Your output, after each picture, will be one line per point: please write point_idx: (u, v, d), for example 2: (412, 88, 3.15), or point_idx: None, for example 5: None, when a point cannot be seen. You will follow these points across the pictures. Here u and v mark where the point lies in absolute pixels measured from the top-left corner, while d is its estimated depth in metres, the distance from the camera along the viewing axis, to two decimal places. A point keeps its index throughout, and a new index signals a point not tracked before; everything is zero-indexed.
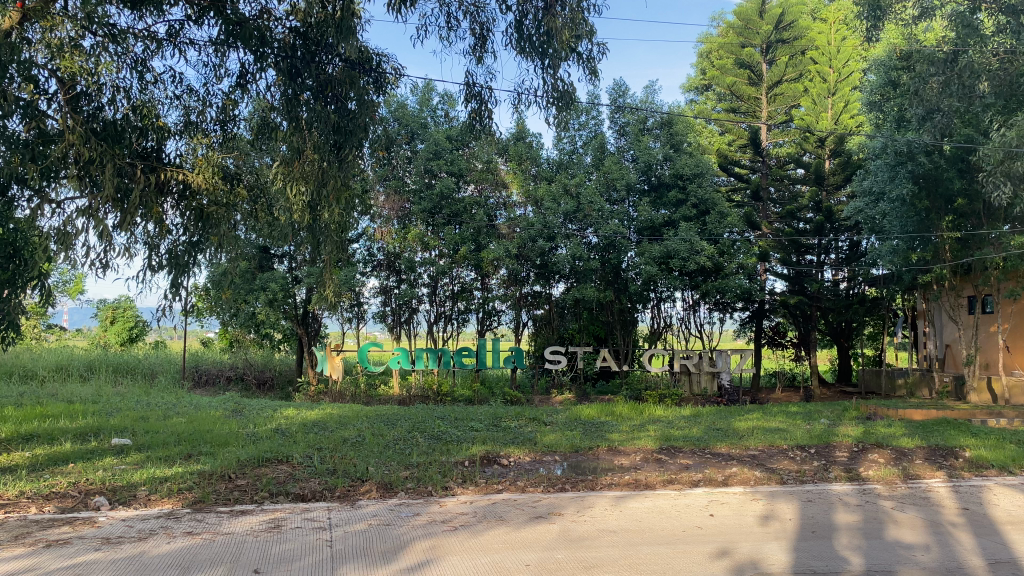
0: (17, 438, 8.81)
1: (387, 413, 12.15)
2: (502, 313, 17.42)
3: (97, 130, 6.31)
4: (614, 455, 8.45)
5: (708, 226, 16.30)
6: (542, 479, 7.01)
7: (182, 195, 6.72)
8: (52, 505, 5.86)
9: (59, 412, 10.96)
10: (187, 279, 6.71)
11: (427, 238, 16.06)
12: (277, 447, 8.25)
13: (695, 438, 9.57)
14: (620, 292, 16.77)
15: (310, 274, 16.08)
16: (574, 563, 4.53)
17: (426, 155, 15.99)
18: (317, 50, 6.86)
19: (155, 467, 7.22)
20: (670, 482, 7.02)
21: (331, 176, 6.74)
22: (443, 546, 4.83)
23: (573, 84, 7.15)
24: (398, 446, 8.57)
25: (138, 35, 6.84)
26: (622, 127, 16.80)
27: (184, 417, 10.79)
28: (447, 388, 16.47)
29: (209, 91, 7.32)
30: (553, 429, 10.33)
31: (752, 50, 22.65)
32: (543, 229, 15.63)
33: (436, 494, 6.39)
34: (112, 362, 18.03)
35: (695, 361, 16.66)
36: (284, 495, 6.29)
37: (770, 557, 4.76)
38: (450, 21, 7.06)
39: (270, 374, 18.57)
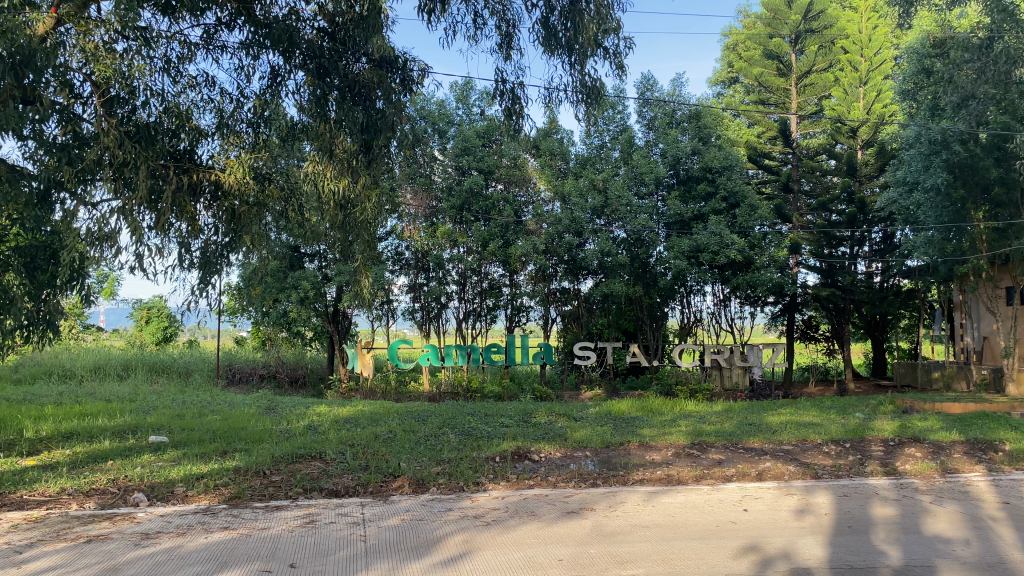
0: (57, 437, 9.00)
1: (417, 409, 12.23)
2: (531, 309, 17.45)
3: (131, 133, 6.42)
4: (645, 451, 8.43)
5: (739, 219, 16.08)
6: (573, 475, 7.01)
7: (214, 194, 6.81)
8: (92, 501, 5.99)
9: (97, 411, 11.17)
10: (218, 277, 6.80)
11: (455, 234, 16.24)
12: (310, 443, 8.36)
13: (727, 433, 9.49)
14: (650, 287, 16.55)
15: (340, 273, 16.22)
16: (607, 558, 4.51)
17: (455, 151, 16.09)
18: (345, 51, 7.00)
19: (191, 463, 7.35)
20: (703, 477, 6.97)
21: (362, 175, 6.90)
22: (475, 541, 4.85)
23: (601, 80, 7.13)
24: (430, 442, 8.64)
25: (172, 40, 6.95)
26: (650, 121, 16.68)
27: (219, 415, 10.96)
28: (477, 384, 16.50)
29: (243, 92, 7.38)
30: (584, 424, 10.34)
31: (780, 41, 22.21)
32: (570, 224, 15.69)
33: (468, 489, 6.42)
34: (148, 362, 18.35)
35: (726, 356, 16.78)
36: (318, 491, 6.37)
37: (806, 551, 4.72)
38: (476, 20, 7.05)
39: (302, 372, 18.69)
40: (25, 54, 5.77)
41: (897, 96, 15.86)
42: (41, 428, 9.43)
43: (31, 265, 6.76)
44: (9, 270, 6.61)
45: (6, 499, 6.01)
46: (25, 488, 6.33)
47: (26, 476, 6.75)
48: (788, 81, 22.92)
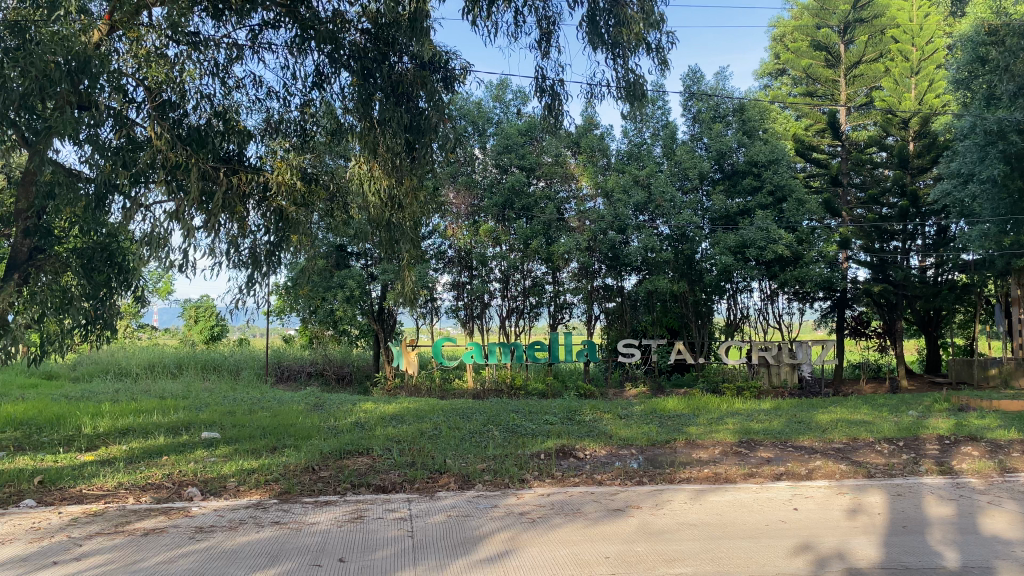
0: (115, 432, 9.28)
1: (461, 406, 12.32)
2: (574, 306, 17.35)
3: (182, 135, 6.59)
4: (693, 448, 8.36)
5: (787, 214, 15.74)
6: (619, 473, 6.98)
7: (263, 196, 6.96)
8: (148, 496, 6.16)
9: (152, 407, 11.51)
10: (266, 276, 6.96)
11: (497, 232, 16.29)
12: (357, 440, 8.46)
13: (777, 431, 9.35)
14: (694, 283, 16.49)
15: (385, 271, 16.38)
16: (655, 556, 4.49)
17: (497, 149, 16.16)
18: (388, 51, 7.10)
19: (243, 459, 7.51)
20: (751, 476, 6.89)
21: (406, 175, 7.05)
22: (520, 538, 4.86)
23: (644, 75, 7.08)
24: (475, 438, 8.70)
25: (221, 42, 7.08)
26: (694, 115, 16.48)
27: (269, 411, 11.19)
28: (521, 382, 16.47)
29: (289, 91, 7.46)
30: (629, 422, 10.30)
31: (828, 31, 21.93)
32: (613, 221, 15.57)
33: (514, 486, 6.45)
34: (200, 359, 18.80)
35: (774, 353, 16.55)
36: (366, 486, 6.45)
37: (859, 551, 4.63)
38: (517, 18, 7.05)
39: (349, 369, 18.90)
40: (82, 59, 6.01)
41: (950, 86, 15.44)
42: (99, 424, 9.76)
43: (88, 266, 6.99)
44: (69, 270, 6.83)
45: (66, 493, 6.21)
46: (84, 483, 6.52)
47: (85, 471, 6.95)
48: (837, 73, 22.45)
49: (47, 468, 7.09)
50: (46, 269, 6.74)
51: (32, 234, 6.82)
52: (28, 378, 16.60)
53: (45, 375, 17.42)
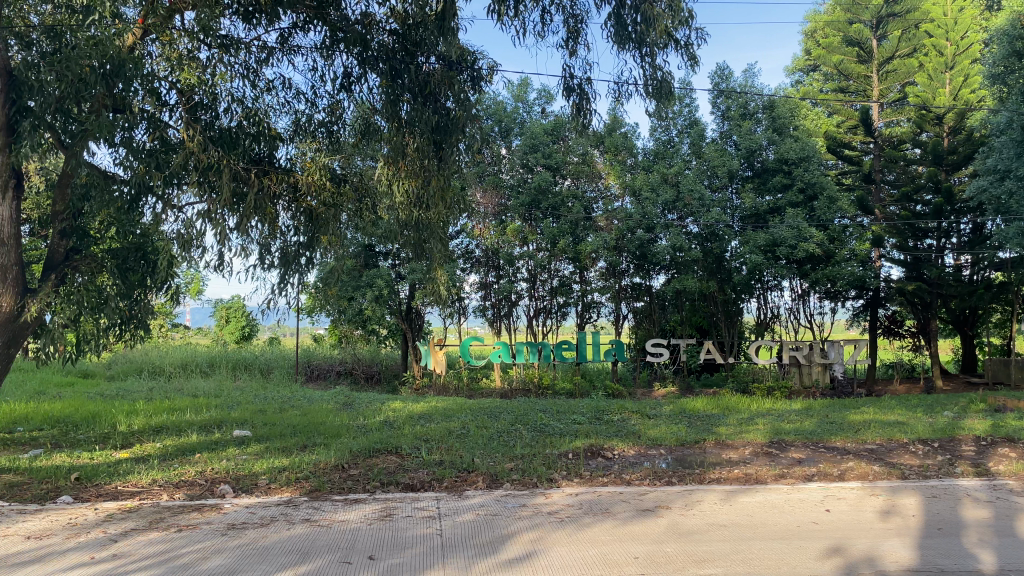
0: (149, 430, 9.44)
1: (489, 406, 12.28)
2: (602, 305, 17.25)
3: (213, 138, 6.64)
4: (723, 449, 8.29)
5: (817, 212, 15.54)
6: (648, 473, 6.94)
7: (293, 196, 7.04)
8: (182, 493, 6.24)
9: (186, 405, 11.74)
10: (297, 276, 7.02)
11: (525, 232, 16.31)
12: (386, 438, 8.52)
13: (808, 432, 9.23)
14: (724, 283, 16.47)
15: (413, 271, 16.46)
16: (684, 557, 4.47)
17: (523, 149, 16.19)
18: (416, 51, 7.09)
19: (273, 458, 7.57)
20: (782, 477, 6.82)
21: (433, 176, 7.02)
22: (549, 538, 4.86)
23: (671, 73, 7.04)
24: (503, 438, 8.71)
25: (251, 46, 7.16)
26: (723, 113, 16.35)
27: (299, 410, 11.32)
28: (549, 381, 16.45)
29: (317, 93, 7.54)
30: (658, 422, 10.25)
31: (860, 26, 21.54)
32: (641, 220, 15.50)
33: (542, 486, 6.45)
34: (232, 358, 19.06)
35: (806, 353, 16.35)
36: (395, 485, 6.50)
37: (892, 554, 4.56)
38: (544, 17, 7.04)
39: (377, 368, 19.03)
40: (116, 63, 6.12)
41: (985, 81, 15.21)
42: (134, 422, 9.93)
43: (123, 266, 7.11)
44: (104, 271, 7.00)
45: (102, 490, 6.32)
46: (120, 480, 6.63)
47: (120, 468, 7.08)
48: (870, 68, 22.12)
49: (83, 465, 7.24)
50: (83, 269, 6.94)
51: (68, 235, 6.93)
52: (65, 377, 16.93)
53: (81, 374, 17.75)
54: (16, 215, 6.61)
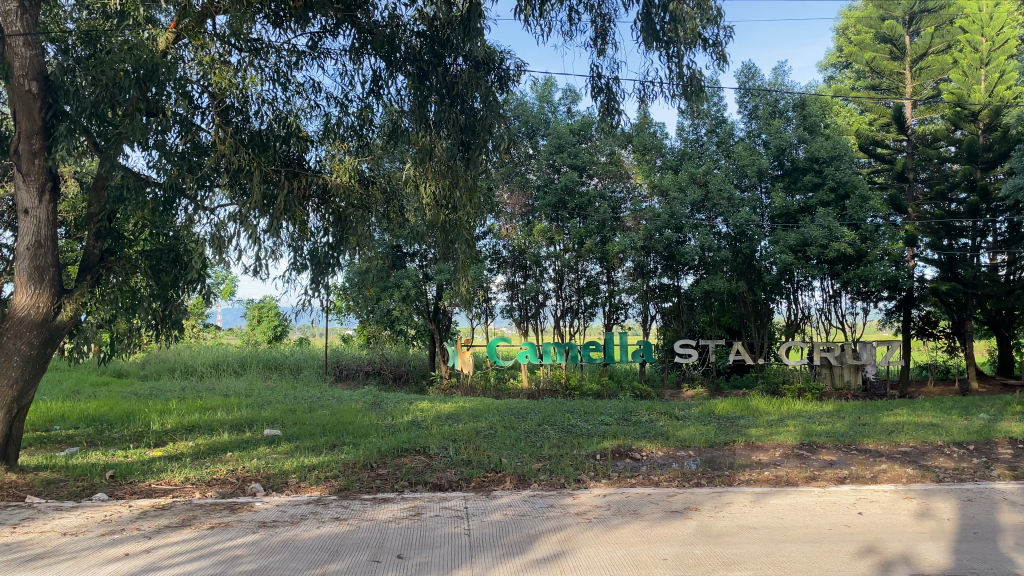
0: (181, 429, 9.56)
1: (517, 406, 12.26)
2: (630, 306, 17.15)
3: (245, 139, 6.81)
4: (752, 451, 8.21)
5: (849, 211, 15.33)
6: (677, 475, 6.90)
7: (322, 196, 7.13)
8: (213, 491, 6.32)
9: (218, 404, 11.91)
10: (327, 277, 7.16)
11: (551, 232, 16.31)
12: (414, 438, 8.55)
13: (840, 434, 9.12)
14: (753, 282, 16.26)
15: (441, 271, 16.50)
16: (713, 559, 4.43)
17: (550, 149, 16.17)
18: (443, 52, 7.13)
19: (303, 456, 7.65)
20: (813, 479, 6.74)
21: (461, 177, 6.99)
22: (577, 538, 4.85)
23: (701, 71, 7.01)
24: (530, 438, 8.71)
25: (281, 50, 7.24)
26: (751, 111, 16.22)
27: (328, 409, 11.42)
28: (576, 382, 16.39)
29: (347, 96, 7.61)
30: (686, 423, 10.20)
31: (894, 23, 21.12)
32: (669, 220, 15.42)
33: (569, 486, 6.43)
34: (262, 359, 19.26)
35: (837, 354, 16.15)
36: (422, 484, 6.53)
37: (926, 557, 4.48)
38: (572, 16, 7.04)
39: (405, 368, 19.11)
40: (149, 68, 6.23)
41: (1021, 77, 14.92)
42: (166, 421, 10.06)
43: (156, 267, 7.29)
44: (138, 272, 7.16)
45: (136, 487, 6.43)
46: (153, 478, 6.73)
47: (153, 466, 7.19)
48: (902, 65, 21.71)
49: (118, 462, 7.38)
50: (117, 270, 7.01)
51: (104, 237, 7.01)
52: (100, 376, 17.22)
53: (115, 373, 18.03)
54: (53, 218, 6.73)
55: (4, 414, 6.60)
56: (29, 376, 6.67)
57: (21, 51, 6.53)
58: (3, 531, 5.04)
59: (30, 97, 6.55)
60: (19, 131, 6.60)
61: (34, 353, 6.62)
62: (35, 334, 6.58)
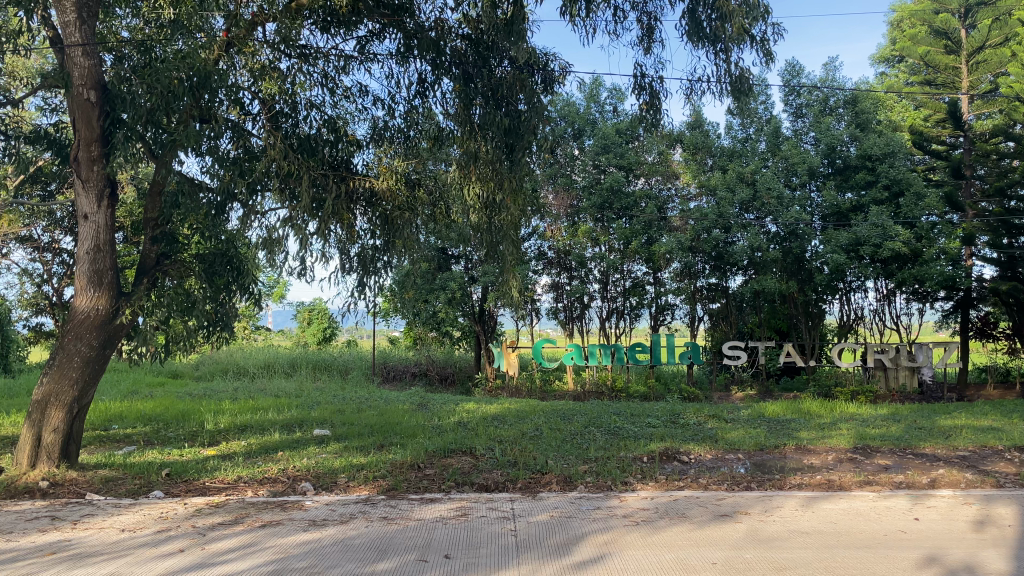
0: (233, 429, 9.77)
1: (563, 408, 12.24)
2: (676, 307, 17.02)
3: (294, 144, 6.97)
4: (804, 454, 8.06)
5: (903, 210, 14.90)
6: (725, 478, 6.81)
7: (369, 200, 7.20)
8: (265, 489, 6.45)
9: (269, 404, 12.15)
10: (374, 279, 7.25)
11: (596, 233, 16.30)
12: (461, 439, 8.60)
13: (895, 437, 8.90)
14: (804, 283, 15.98)
15: (486, 273, 16.58)
16: (763, 564, 4.36)
17: (595, 150, 16.11)
18: (489, 55, 7.18)
19: (352, 456, 7.76)
20: (868, 483, 6.60)
21: (505, 178, 7.01)
22: (625, 540, 4.82)
23: (749, 68, 6.95)
24: (576, 439, 8.70)
25: (330, 54, 7.36)
26: (799, 109, 15.98)
27: (376, 410, 11.54)
28: (622, 384, 16.32)
29: (394, 100, 7.70)
30: (735, 425, 10.07)
31: (947, 16, 20.12)
32: (717, 219, 15.26)
33: (616, 489, 6.40)
34: (312, 360, 19.60)
35: (891, 356, 15.77)
36: (469, 485, 6.56)
37: (987, 565, 4.35)
38: (617, 14, 7.04)
39: (451, 370, 19.22)
40: (202, 76, 6.35)
41: None
42: (220, 421, 10.29)
43: (210, 271, 7.47)
44: (192, 275, 7.29)
45: (191, 485, 6.59)
46: (207, 476, 6.89)
47: (207, 465, 7.34)
48: (958, 59, 20.71)
49: (173, 461, 7.55)
50: (172, 273, 7.21)
51: (159, 241, 7.27)
52: (157, 376, 17.71)
53: (171, 373, 18.53)
54: (112, 223, 6.97)
55: (65, 413, 6.82)
56: (89, 377, 6.89)
57: (79, 61, 6.74)
58: (64, 527, 5.21)
59: (89, 106, 6.76)
60: (78, 138, 6.81)
61: (93, 354, 6.82)
62: (93, 335, 6.78)
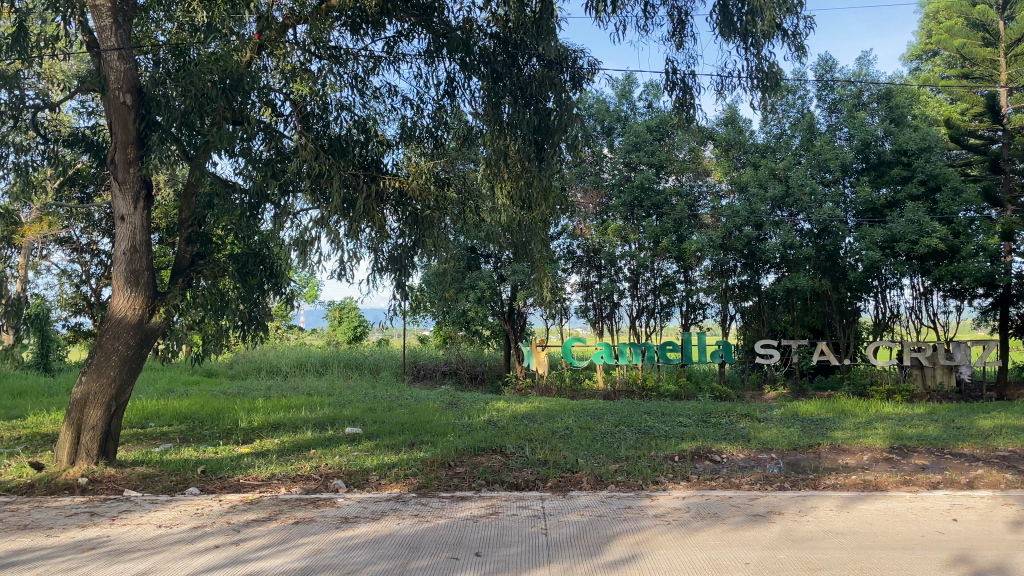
0: (266, 427, 9.91)
1: (593, 407, 12.24)
2: (708, 306, 16.87)
3: (325, 145, 7.02)
4: (839, 454, 7.95)
5: (940, 205, 14.67)
6: (759, 478, 6.75)
7: (399, 200, 7.23)
8: (298, 486, 6.53)
9: (301, 403, 12.28)
10: (407, 279, 7.30)
11: (626, 231, 16.20)
12: (491, 437, 8.62)
13: (933, 437, 8.74)
14: (838, 281, 15.78)
15: (516, 272, 16.57)
16: (798, 564, 4.31)
17: (625, 147, 16.00)
18: (517, 53, 7.17)
19: (383, 453, 7.82)
20: (904, 483, 6.49)
21: (535, 177, 7.01)
22: (656, 540, 4.80)
23: (780, 63, 6.87)
24: (607, 438, 8.67)
25: (360, 55, 7.42)
26: (833, 104, 15.60)
27: (406, 408, 11.61)
28: (653, 383, 16.22)
29: (422, 100, 7.75)
30: (768, 425, 9.95)
31: (986, 7, 19.39)
32: (749, 216, 15.11)
33: (648, 488, 6.37)
34: (343, 359, 19.77)
35: (929, 354, 15.39)
36: (500, 483, 6.57)
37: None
38: (647, 10, 7.02)
39: (481, 369, 19.24)
40: (235, 77, 6.46)
41: None
42: (254, 419, 10.43)
43: (243, 271, 7.54)
44: (226, 274, 7.40)
45: (226, 482, 6.69)
46: (242, 473, 6.98)
47: (242, 462, 7.45)
48: (997, 51, 19.83)
49: (209, 458, 7.67)
50: (205, 273, 7.27)
51: (193, 241, 7.36)
52: (192, 375, 17.99)
53: (206, 372, 18.81)
54: (148, 224, 7.07)
55: (103, 411, 6.95)
56: (126, 376, 7.01)
57: (116, 65, 6.86)
58: (103, 523, 5.32)
59: (125, 109, 6.88)
60: (115, 141, 6.94)
61: (130, 353, 6.95)
62: (131, 335, 6.91)
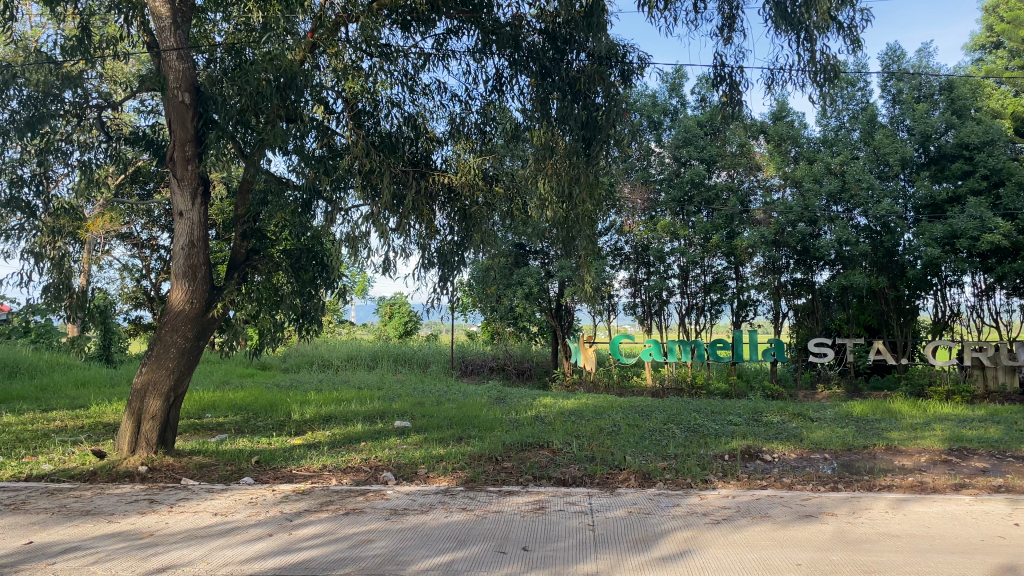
0: (318, 419, 10.09)
1: (641, 403, 12.16)
2: (759, 303, 16.63)
3: (376, 142, 7.10)
4: (895, 455, 7.76)
5: (1003, 201, 13.98)
6: (812, 478, 6.62)
7: (449, 197, 7.34)
8: (348, 477, 6.63)
9: (352, 396, 12.49)
10: (454, 275, 7.37)
11: (675, 227, 16.05)
12: (539, 433, 8.64)
13: (994, 440, 8.45)
14: (895, 278, 15.39)
15: (563, 268, 16.59)
16: (852, 566, 4.23)
17: (676, 142, 15.91)
18: (566, 48, 7.13)
19: (431, 447, 7.89)
20: (963, 486, 6.30)
21: (582, 171, 6.96)
22: (705, 538, 4.75)
23: (837, 55, 6.72)
24: (657, 436, 8.60)
25: (410, 53, 7.50)
26: (895, 96, 15.20)
27: (455, 403, 11.70)
28: (702, 380, 16.05)
29: (470, 95, 7.82)
30: (821, 424, 9.78)
31: None
32: (803, 212, 14.80)
33: (697, 486, 6.31)
34: (393, 353, 20.02)
35: (991, 355, 14.85)
36: (547, 479, 6.58)
37: None
38: (698, 4, 6.92)
39: (528, 365, 19.28)
40: (288, 76, 6.58)
41: None
42: (306, 411, 10.61)
43: (297, 265, 7.75)
44: (280, 270, 7.59)
45: (279, 473, 6.83)
46: (294, 464, 7.12)
47: (295, 453, 7.61)
48: None
49: (263, 449, 7.85)
50: (261, 269, 7.54)
51: (248, 237, 7.50)
52: (247, 368, 18.44)
53: (261, 365, 19.25)
54: (206, 220, 7.27)
55: (162, 401, 7.17)
56: (184, 367, 7.21)
57: (175, 65, 7.05)
58: (161, 510, 5.49)
59: (183, 107, 7.07)
60: (174, 140, 7.14)
61: (188, 345, 7.15)
62: (189, 327, 7.10)
